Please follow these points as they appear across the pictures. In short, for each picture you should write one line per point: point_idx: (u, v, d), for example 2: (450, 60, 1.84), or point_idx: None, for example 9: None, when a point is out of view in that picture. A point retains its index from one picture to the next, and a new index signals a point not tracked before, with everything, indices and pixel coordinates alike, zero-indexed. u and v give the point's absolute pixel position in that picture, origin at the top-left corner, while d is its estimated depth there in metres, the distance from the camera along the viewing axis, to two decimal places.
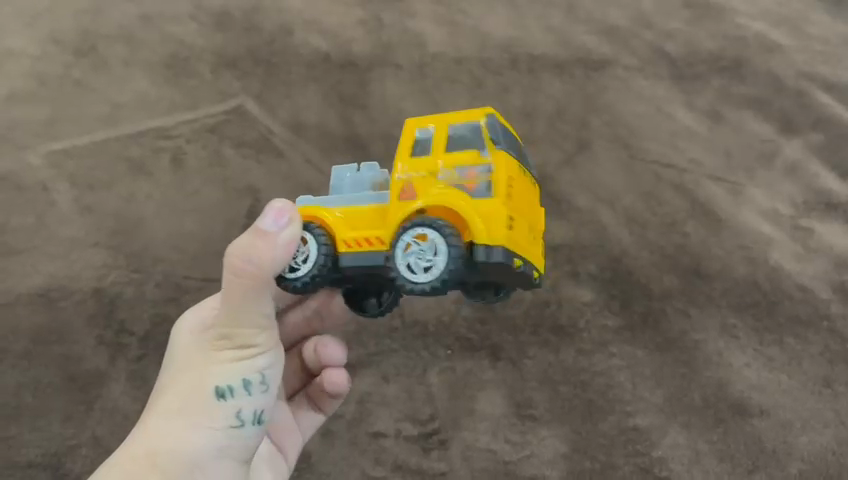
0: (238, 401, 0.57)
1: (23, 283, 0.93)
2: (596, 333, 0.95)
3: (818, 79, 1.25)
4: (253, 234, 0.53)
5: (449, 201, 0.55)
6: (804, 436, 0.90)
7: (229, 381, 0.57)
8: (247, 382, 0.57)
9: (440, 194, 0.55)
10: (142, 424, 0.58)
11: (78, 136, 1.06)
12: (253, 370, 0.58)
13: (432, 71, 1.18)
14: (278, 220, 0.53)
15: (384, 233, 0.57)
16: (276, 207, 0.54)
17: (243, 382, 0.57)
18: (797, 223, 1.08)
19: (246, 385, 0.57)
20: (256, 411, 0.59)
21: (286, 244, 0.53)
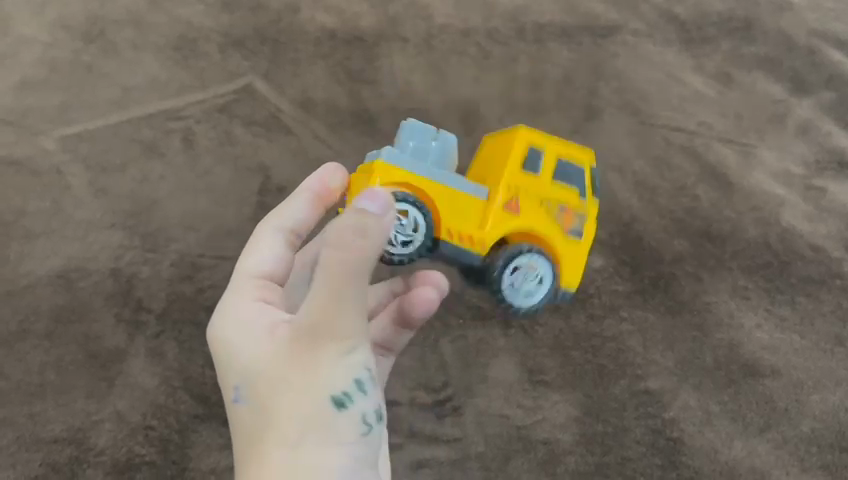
0: (356, 408, 0.52)
1: (43, 266, 0.95)
2: (607, 298, 0.96)
3: (830, 37, 1.22)
4: (361, 216, 0.49)
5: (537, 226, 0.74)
6: (815, 394, 0.91)
7: (343, 388, 0.51)
8: (359, 382, 0.52)
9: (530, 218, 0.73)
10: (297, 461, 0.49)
11: (92, 121, 1.07)
12: (356, 367, 0.52)
13: (438, 44, 1.17)
14: (376, 200, 0.49)
15: (484, 241, 0.73)
16: (371, 194, 0.50)
17: (357, 384, 0.52)
18: (809, 183, 1.07)
19: (360, 386, 0.52)
20: (377, 411, 0.54)
21: (386, 229, 0.49)
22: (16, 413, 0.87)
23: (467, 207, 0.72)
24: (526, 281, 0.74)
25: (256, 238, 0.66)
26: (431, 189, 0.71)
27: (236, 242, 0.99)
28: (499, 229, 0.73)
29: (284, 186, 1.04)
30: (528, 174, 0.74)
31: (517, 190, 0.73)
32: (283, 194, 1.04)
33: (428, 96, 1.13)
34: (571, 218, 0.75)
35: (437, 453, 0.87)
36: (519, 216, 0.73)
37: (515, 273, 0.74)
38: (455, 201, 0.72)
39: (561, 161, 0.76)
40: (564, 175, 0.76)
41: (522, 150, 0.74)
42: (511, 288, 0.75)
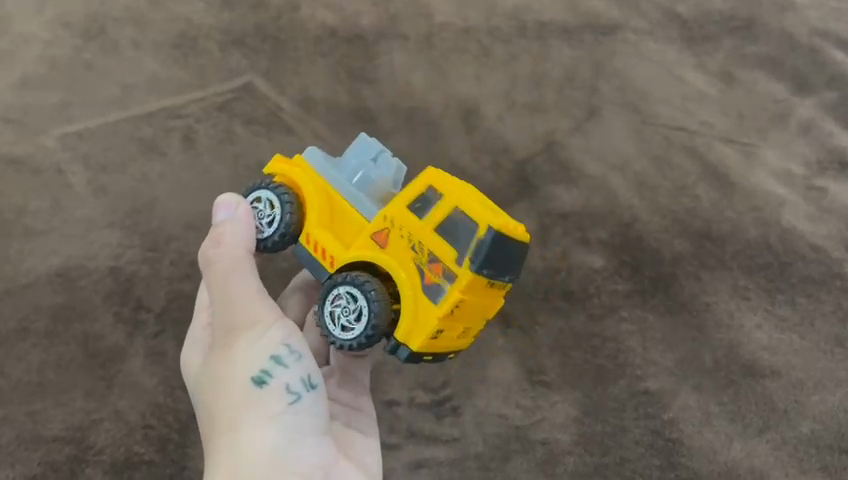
0: (281, 378, 0.60)
1: (43, 264, 0.95)
2: (606, 298, 0.96)
3: (831, 36, 1.22)
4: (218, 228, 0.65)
5: (405, 269, 0.62)
6: (815, 395, 0.91)
7: (263, 367, 0.60)
8: (276, 357, 0.60)
9: (405, 258, 0.62)
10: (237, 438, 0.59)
11: (92, 119, 1.07)
12: (273, 347, 0.60)
13: (439, 42, 1.18)
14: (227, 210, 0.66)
15: (338, 257, 0.65)
16: (219, 205, 0.66)
17: (275, 360, 0.60)
18: (810, 184, 1.07)
19: (279, 360, 0.60)
20: (304, 379, 0.61)
21: (240, 224, 0.65)
22: (15, 411, 0.87)
23: (348, 222, 0.66)
24: (346, 316, 0.63)
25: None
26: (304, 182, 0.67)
27: None
28: (361, 256, 0.64)
29: None
30: (409, 209, 0.63)
31: (388, 221, 0.63)
32: None
33: (428, 95, 1.12)
34: (440, 272, 0.61)
35: (435, 452, 0.87)
36: (380, 250, 0.63)
37: (335, 309, 0.63)
38: (334, 207, 0.66)
39: (459, 212, 0.61)
40: (457, 229, 0.61)
41: (421, 185, 0.64)
42: (338, 329, 0.63)
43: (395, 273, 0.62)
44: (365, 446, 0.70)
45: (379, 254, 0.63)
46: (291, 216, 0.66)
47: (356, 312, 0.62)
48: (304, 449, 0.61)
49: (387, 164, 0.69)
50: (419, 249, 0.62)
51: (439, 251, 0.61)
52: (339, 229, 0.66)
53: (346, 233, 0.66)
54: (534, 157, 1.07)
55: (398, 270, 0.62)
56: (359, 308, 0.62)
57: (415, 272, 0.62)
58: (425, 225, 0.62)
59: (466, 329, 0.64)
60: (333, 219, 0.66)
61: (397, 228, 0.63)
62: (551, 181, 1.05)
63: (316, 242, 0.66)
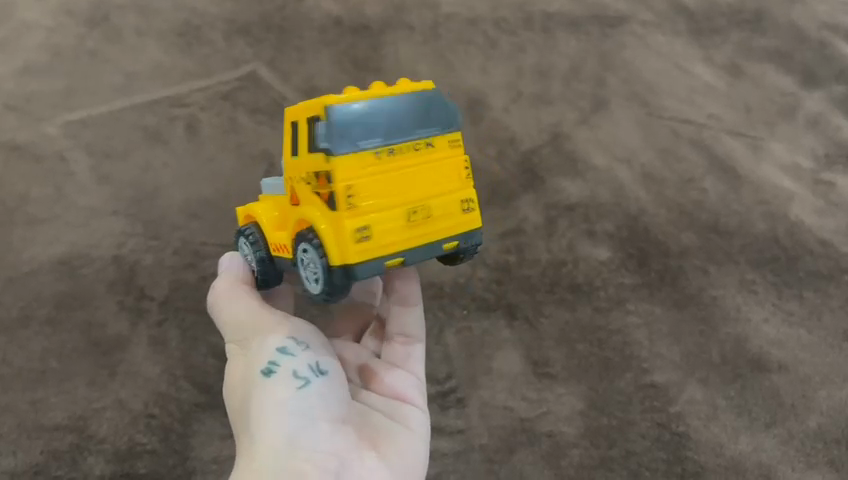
0: (288, 366, 0.58)
1: (45, 252, 0.95)
2: (612, 291, 0.96)
3: (840, 30, 1.20)
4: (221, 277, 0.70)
5: (316, 208, 0.60)
6: (822, 390, 0.90)
7: (268, 361, 0.58)
8: (282, 350, 0.59)
9: (307, 199, 0.61)
10: (248, 430, 0.56)
11: (94, 107, 1.06)
12: (278, 342, 0.59)
13: (445, 32, 1.16)
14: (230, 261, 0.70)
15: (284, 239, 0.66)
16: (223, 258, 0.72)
17: (281, 352, 0.58)
18: (818, 178, 1.06)
19: (284, 352, 0.58)
20: (312, 366, 0.59)
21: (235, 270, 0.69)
22: (18, 400, 0.87)
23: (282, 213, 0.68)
24: (312, 271, 0.61)
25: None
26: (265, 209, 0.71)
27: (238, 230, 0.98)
28: (294, 219, 0.63)
29: None
30: (292, 160, 0.63)
31: (291, 182, 0.64)
32: None
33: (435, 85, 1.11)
34: (325, 183, 0.58)
35: (441, 444, 0.87)
36: (300, 206, 0.63)
37: (302, 266, 0.62)
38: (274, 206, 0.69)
39: (311, 119, 0.60)
40: (312, 137, 0.60)
41: (290, 129, 0.64)
42: (310, 285, 0.62)
43: (311, 216, 0.60)
44: (405, 444, 0.63)
45: (297, 212, 0.63)
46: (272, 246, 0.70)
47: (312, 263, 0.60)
48: (319, 434, 0.55)
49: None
50: (312, 176, 0.60)
51: (316, 166, 0.59)
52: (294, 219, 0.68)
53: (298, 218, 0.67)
54: (540, 148, 1.07)
55: (311, 209, 0.60)
56: (311, 257, 0.60)
57: (317, 195, 0.60)
58: (306, 155, 0.61)
59: (405, 211, 0.59)
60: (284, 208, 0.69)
61: (297, 177, 0.63)
62: (558, 173, 1.04)
63: (277, 242, 0.68)
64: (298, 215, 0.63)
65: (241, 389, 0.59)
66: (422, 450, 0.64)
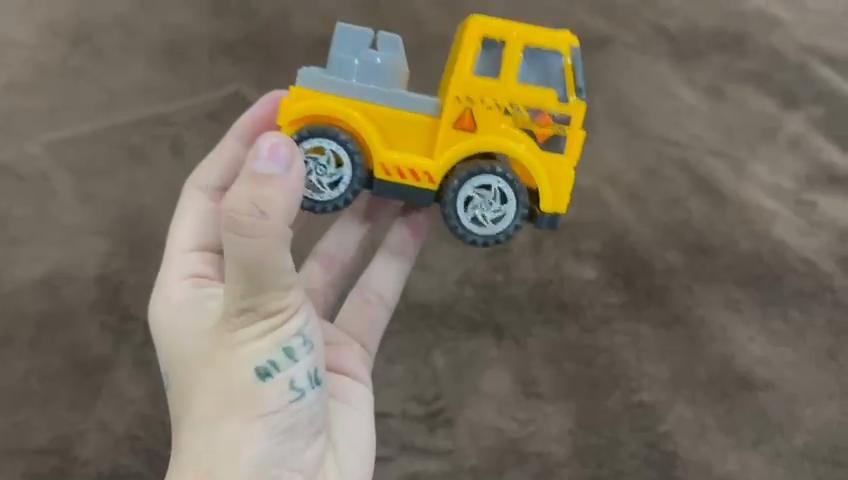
0: (287, 372, 0.59)
1: (27, 272, 0.93)
2: (599, 309, 0.96)
3: (819, 52, 1.22)
4: (253, 181, 0.51)
5: (469, 145, 0.65)
6: (809, 408, 0.91)
7: (272, 359, 0.58)
8: (289, 350, 0.58)
9: (463, 139, 0.65)
10: (229, 424, 0.58)
11: (78, 126, 1.06)
12: (288, 337, 0.58)
13: (431, 53, 1.17)
14: (277, 157, 0.52)
15: (433, 168, 0.66)
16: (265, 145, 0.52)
17: (286, 352, 0.58)
18: (800, 197, 1.07)
19: (289, 353, 0.58)
20: (310, 374, 0.60)
21: (290, 186, 0.52)
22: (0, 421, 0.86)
23: (412, 129, 0.66)
24: (484, 210, 0.66)
25: (184, 207, 0.75)
26: (339, 108, 0.65)
27: None
28: (452, 146, 0.65)
29: None
30: (476, 77, 0.65)
31: (462, 101, 0.65)
32: None
33: None
34: (548, 123, 0.66)
35: (430, 465, 0.87)
36: (475, 133, 0.65)
37: (471, 205, 0.66)
38: (392, 118, 0.66)
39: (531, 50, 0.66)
40: (537, 72, 0.66)
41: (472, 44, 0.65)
42: (477, 225, 0.66)
43: (514, 151, 0.65)
44: (358, 440, 0.67)
45: (464, 141, 0.65)
46: (362, 159, 0.65)
47: (496, 199, 0.66)
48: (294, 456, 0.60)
49: (389, 44, 0.67)
50: (470, 117, 0.65)
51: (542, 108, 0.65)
52: (410, 140, 0.66)
53: (419, 141, 0.66)
54: None
55: (509, 142, 0.65)
56: (498, 193, 0.66)
57: (519, 139, 0.66)
58: (470, 83, 0.65)
59: None
60: (386, 122, 0.66)
61: (473, 98, 0.65)
62: None
63: (393, 164, 0.66)
64: (462, 143, 0.65)
65: (238, 371, 0.58)
66: (369, 450, 0.69)
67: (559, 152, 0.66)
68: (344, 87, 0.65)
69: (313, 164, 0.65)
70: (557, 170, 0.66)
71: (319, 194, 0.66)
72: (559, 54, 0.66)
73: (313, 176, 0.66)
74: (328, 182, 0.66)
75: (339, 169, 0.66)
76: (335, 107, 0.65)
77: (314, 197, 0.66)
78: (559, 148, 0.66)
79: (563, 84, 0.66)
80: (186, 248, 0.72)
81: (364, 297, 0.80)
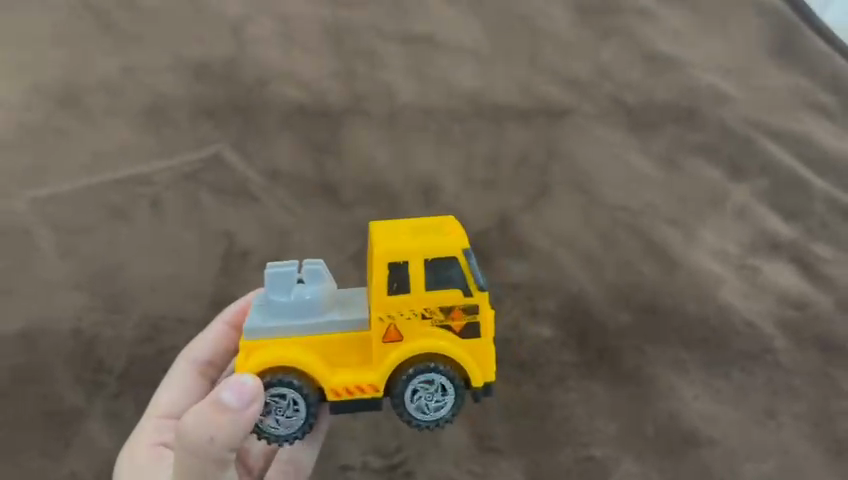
0: None
1: (5, 324, 0.97)
2: (555, 368, 1.01)
3: (764, 127, 1.30)
4: (218, 408, 0.61)
5: (404, 352, 0.66)
6: (748, 463, 0.96)
7: None
8: None
9: (398, 350, 0.66)
10: None
11: (62, 184, 1.10)
12: None
13: (401, 120, 1.24)
14: (240, 395, 0.61)
15: (376, 377, 0.66)
16: (232, 383, 0.61)
17: None
18: (744, 263, 1.14)
19: None
20: None
21: (245, 416, 0.61)
22: None
23: (347, 347, 0.68)
24: (429, 401, 0.67)
25: (172, 378, 0.85)
26: (273, 353, 0.65)
27: (198, 305, 1.02)
28: (389, 358, 0.66)
29: (247, 250, 1.08)
30: (391, 296, 0.66)
31: (387, 320, 0.66)
32: (246, 259, 1.07)
33: (391, 172, 1.19)
34: (462, 314, 0.67)
35: None
36: (403, 343, 0.66)
37: (417, 397, 0.66)
38: (324, 345, 0.67)
39: (432, 262, 0.66)
40: (439, 274, 0.67)
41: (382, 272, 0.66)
42: (422, 413, 0.67)
43: (439, 347, 0.66)
44: None
45: (398, 350, 0.66)
46: (305, 385, 0.65)
47: (439, 390, 0.67)
48: None
49: (311, 275, 0.68)
50: (396, 326, 0.66)
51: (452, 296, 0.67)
52: (344, 357, 0.68)
53: (353, 355, 0.68)
54: (488, 231, 1.14)
55: (434, 342, 0.66)
56: (440, 384, 0.67)
57: (437, 325, 0.67)
58: (389, 297, 0.66)
59: None
60: (323, 346, 0.67)
61: (398, 314, 0.66)
62: (505, 254, 1.11)
63: (342, 385, 0.66)
64: (396, 355, 0.66)
65: None
66: None
67: (477, 336, 0.67)
68: (279, 331, 0.67)
69: (273, 405, 0.66)
70: (482, 350, 0.67)
71: (276, 429, 0.66)
72: (455, 260, 0.67)
73: (274, 413, 0.66)
74: (283, 418, 0.66)
75: (290, 398, 0.65)
76: (276, 353, 0.65)
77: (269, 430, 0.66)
78: (475, 332, 0.67)
79: (465, 281, 0.67)
80: (162, 415, 0.81)
81: (284, 469, 0.87)
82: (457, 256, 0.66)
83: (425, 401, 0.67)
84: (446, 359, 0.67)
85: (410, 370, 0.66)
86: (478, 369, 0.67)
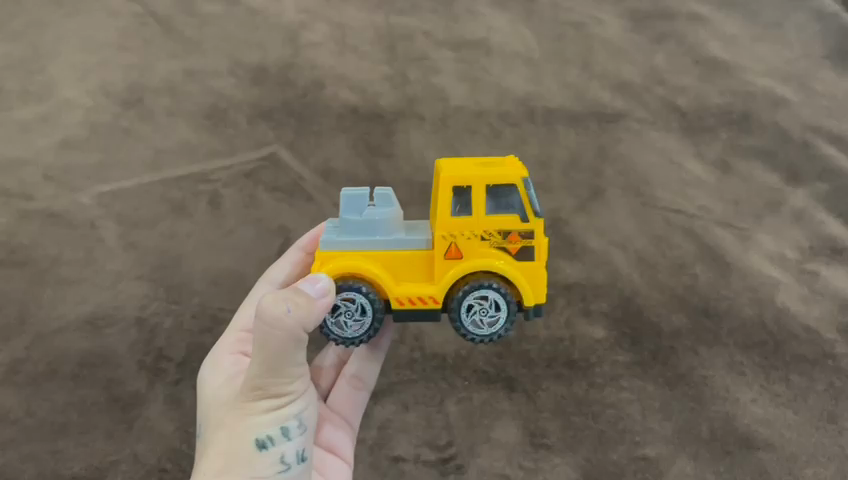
0: (280, 449, 0.60)
1: (72, 311, 1.01)
2: (607, 367, 1.01)
3: (823, 131, 1.28)
4: (293, 290, 0.59)
5: (460, 269, 0.66)
6: (808, 467, 0.94)
7: (269, 433, 0.60)
8: (285, 429, 0.61)
9: (455, 268, 0.66)
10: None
11: (126, 180, 1.14)
12: (286, 417, 0.61)
13: (453, 123, 1.25)
14: (316, 287, 0.61)
15: (436, 291, 0.67)
16: (313, 281, 0.61)
17: (283, 429, 0.61)
18: (803, 267, 1.12)
19: (285, 431, 0.61)
20: (298, 453, 0.62)
21: (319, 305, 0.59)
22: (40, 449, 0.92)
23: (411, 263, 0.68)
24: (485, 316, 0.67)
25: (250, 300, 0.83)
26: (339, 264, 0.66)
27: None
28: (449, 274, 0.66)
29: None
30: (452, 218, 0.66)
31: (448, 238, 0.66)
32: None
33: None
34: (519, 239, 0.67)
35: None
36: (462, 260, 0.67)
37: (473, 311, 0.67)
38: (391, 258, 0.67)
39: (493, 187, 0.66)
40: (500, 201, 0.67)
41: (446, 192, 0.66)
42: (477, 328, 0.67)
43: (496, 267, 0.66)
44: None
45: (459, 268, 0.66)
46: (371, 292, 0.66)
47: (495, 306, 0.67)
48: None
49: (383, 197, 0.68)
50: (455, 245, 0.66)
51: (510, 221, 0.67)
52: (409, 272, 0.68)
53: (418, 271, 0.68)
54: None
55: (491, 261, 0.66)
56: (496, 301, 0.67)
57: (496, 249, 0.67)
58: (450, 217, 0.66)
59: None
60: (389, 261, 0.67)
61: (461, 234, 0.66)
62: (557, 254, 1.11)
63: (406, 295, 0.67)
64: (459, 271, 0.66)
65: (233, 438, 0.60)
66: None
67: (531, 259, 0.67)
68: (351, 244, 0.67)
69: (342, 307, 0.66)
70: (536, 274, 0.67)
71: (341, 331, 0.67)
72: (514, 189, 0.67)
73: (342, 315, 0.66)
74: (352, 321, 0.66)
75: (356, 303, 0.66)
76: (343, 264, 0.66)
77: (338, 334, 0.67)
78: (530, 257, 0.67)
79: (523, 207, 0.67)
80: (242, 331, 0.79)
81: (351, 384, 0.84)
82: (517, 184, 0.66)
83: (480, 313, 0.67)
84: (500, 279, 0.67)
85: (466, 286, 0.66)
86: (530, 291, 0.67)
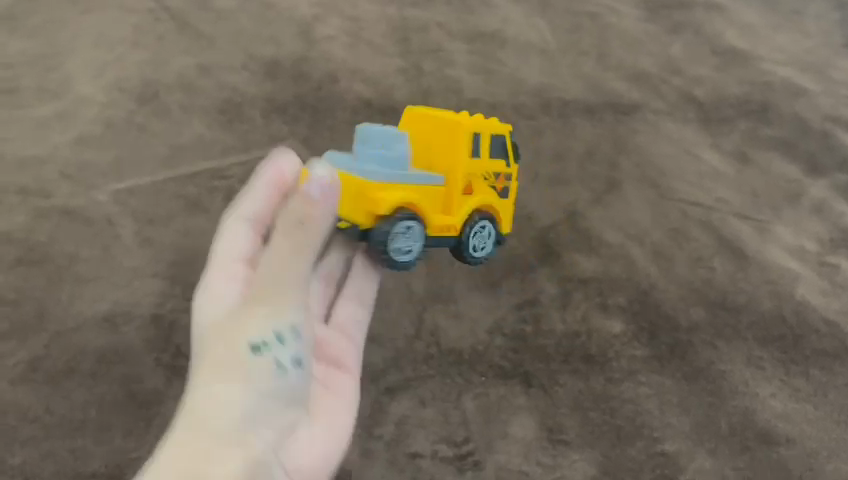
0: (279, 353, 0.58)
1: (90, 308, 1.02)
2: (625, 362, 1.00)
3: (843, 122, 1.27)
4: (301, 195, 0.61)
5: (465, 200, 0.80)
6: (830, 463, 0.94)
7: (268, 336, 0.58)
8: (283, 335, 0.59)
9: (458, 199, 0.80)
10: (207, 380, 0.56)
11: (142, 177, 1.15)
12: (288, 321, 0.60)
13: (467, 115, 1.24)
14: (322, 184, 0.62)
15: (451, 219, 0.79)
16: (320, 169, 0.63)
17: (283, 334, 0.59)
18: (824, 260, 1.11)
19: (285, 337, 0.59)
20: (297, 359, 0.60)
21: (324, 203, 0.61)
22: (58, 446, 0.92)
23: (431, 196, 0.78)
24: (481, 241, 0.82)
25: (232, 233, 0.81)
26: (372, 192, 0.71)
27: None
28: (460, 204, 0.80)
29: None
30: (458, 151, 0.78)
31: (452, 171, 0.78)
32: None
33: None
34: (502, 180, 0.85)
35: None
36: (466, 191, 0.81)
37: (475, 235, 0.81)
38: (420, 191, 0.75)
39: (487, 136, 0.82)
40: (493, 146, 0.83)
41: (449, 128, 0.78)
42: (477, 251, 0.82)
43: (489, 198, 0.83)
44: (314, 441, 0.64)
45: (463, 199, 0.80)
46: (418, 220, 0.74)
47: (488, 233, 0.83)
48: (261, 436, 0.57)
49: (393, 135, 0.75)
50: (459, 175, 0.78)
51: (500, 164, 0.84)
52: (432, 204, 0.78)
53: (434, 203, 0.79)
54: (556, 225, 1.13)
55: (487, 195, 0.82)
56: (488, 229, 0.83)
57: (485, 183, 0.83)
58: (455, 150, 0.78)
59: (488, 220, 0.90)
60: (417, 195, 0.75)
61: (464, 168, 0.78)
62: (573, 248, 1.10)
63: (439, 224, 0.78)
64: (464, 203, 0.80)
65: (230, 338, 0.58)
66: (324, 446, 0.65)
67: (506, 198, 0.86)
68: (374, 174, 0.72)
69: (398, 234, 0.73)
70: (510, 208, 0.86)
71: (399, 257, 0.75)
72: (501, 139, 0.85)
73: (399, 239, 0.74)
74: (408, 246, 0.75)
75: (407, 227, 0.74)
76: (370, 191, 0.71)
77: (394, 257, 0.74)
78: (505, 195, 0.86)
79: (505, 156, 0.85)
80: None
81: (338, 328, 0.79)
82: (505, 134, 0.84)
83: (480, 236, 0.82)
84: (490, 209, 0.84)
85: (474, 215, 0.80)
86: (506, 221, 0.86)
